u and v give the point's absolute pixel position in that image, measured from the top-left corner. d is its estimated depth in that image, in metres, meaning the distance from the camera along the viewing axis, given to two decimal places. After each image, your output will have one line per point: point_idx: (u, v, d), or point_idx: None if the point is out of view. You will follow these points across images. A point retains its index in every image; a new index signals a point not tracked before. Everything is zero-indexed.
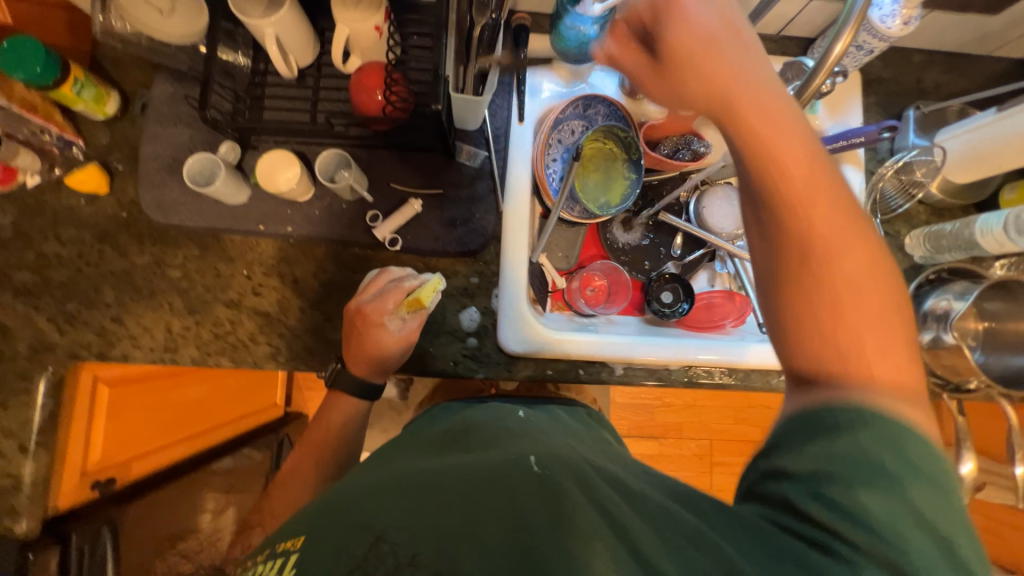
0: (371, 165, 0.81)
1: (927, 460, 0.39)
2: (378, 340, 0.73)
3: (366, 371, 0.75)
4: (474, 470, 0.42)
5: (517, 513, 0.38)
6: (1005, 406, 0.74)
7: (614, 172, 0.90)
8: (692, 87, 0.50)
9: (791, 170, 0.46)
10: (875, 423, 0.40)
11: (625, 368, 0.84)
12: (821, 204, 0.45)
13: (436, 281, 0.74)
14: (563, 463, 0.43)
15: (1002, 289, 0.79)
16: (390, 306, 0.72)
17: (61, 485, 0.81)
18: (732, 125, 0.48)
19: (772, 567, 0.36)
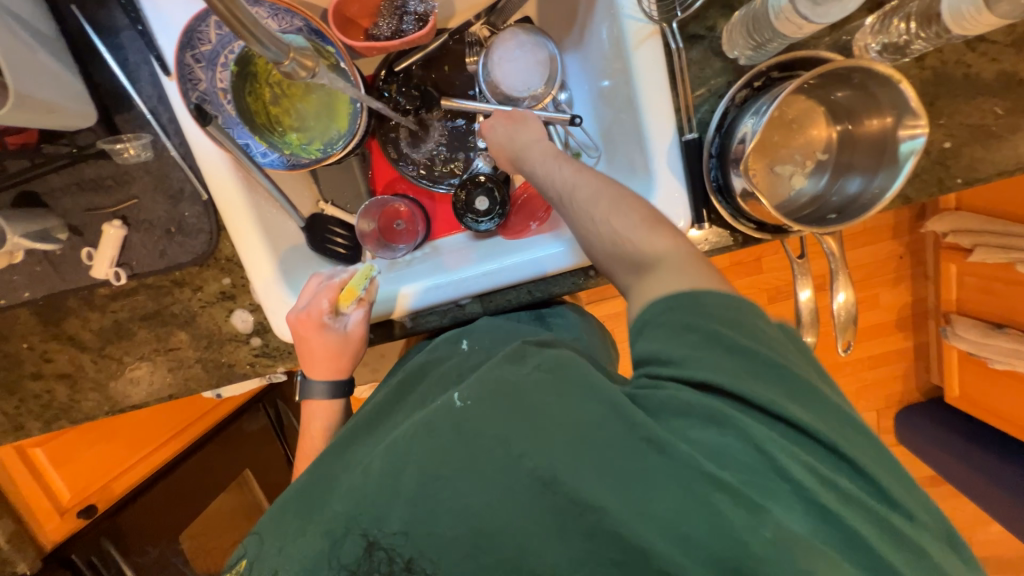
0: (52, 198, 0.70)
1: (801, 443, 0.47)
2: (329, 345, 0.71)
3: (327, 372, 0.74)
4: (441, 427, 0.50)
5: (434, 458, 0.48)
6: (826, 244, 0.61)
7: (329, 92, 0.71)
8: (516, 140, 0.73)
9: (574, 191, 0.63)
10: (745, 418, 0.47)
11: (414, 319, 0.77)
12: (616, 200, 0.60)
13: (366, 268, 0.74)
14: (481, 390, 0.52)
15: (835, 78, 0.56)
16: (325, 306, 0.70)
17: (44, 527, 1.06)
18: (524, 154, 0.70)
19: (733, 440, 0.46)
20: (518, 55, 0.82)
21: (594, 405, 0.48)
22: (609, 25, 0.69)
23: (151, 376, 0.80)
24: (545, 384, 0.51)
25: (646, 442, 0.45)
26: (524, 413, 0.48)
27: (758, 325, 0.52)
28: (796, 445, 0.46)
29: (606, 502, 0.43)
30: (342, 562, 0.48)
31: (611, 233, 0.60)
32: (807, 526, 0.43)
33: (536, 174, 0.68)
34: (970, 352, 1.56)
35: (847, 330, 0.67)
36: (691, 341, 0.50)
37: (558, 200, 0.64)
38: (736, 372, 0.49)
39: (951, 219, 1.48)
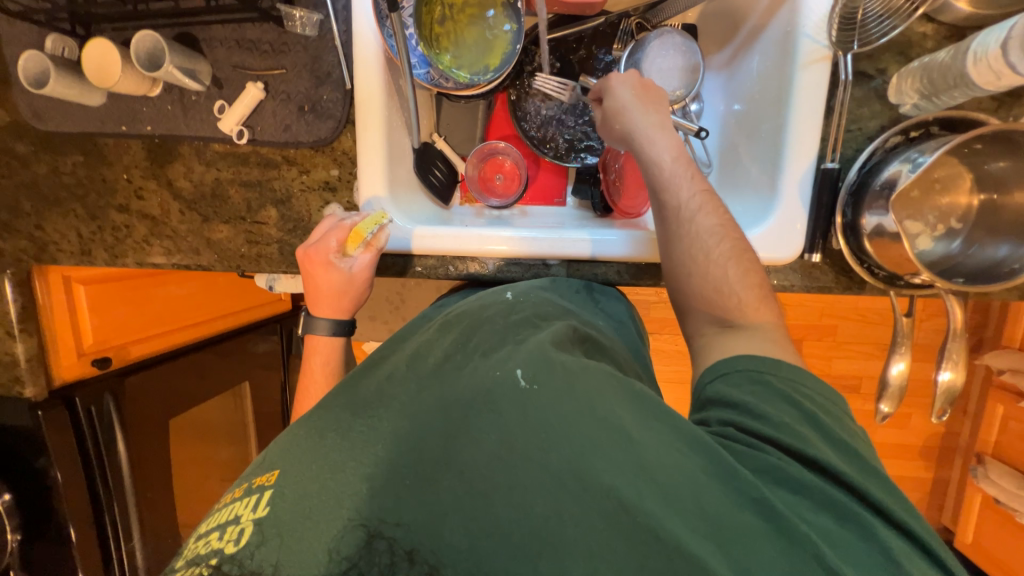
0: (209, 46, 0.74)
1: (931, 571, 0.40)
2: (334, 283, 0.70)
3: (332, 312, 0.72)
4: (502, 410, 0.42)
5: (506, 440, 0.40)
6: (951, 307, 0.59)
7: (493, 29, 0.73)
8: (644, 134, 0.65)
9: (694, 229, 0.59)
10: (867, 516, 0.41)
11: (498, 264, 0.78)
12: (733, 259, 0.58)
13: (378, 215, 0.72)
14: (550, 369, 0.45)
15: (1004, 144, 0.56)
16: (333, 245, 0.70)
17: (59, 362, 1.01)
18: (656, 158, 0.63)
19: (858, 541, 0.40)
20: (670, 54, 0.81)
21: (682, 441, 0.42)
22: (775, 46, 0.70)
23: (228, 242, 0.81)
24: (624, 399, 0.44)
25: (750, 500, 0.39)
26: (605, 425, 0.40)
27: (843, 416, 0.50)
28: (917, 560, 0.40)
29: (710, 558, 0.35)
30: (342, 555, 0.37)
31: (721, 277, 0.58)
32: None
33: (661, 188, 0.62)
34: (998, 500, 1.48)
35: (945, 406, 0.63)
36: (802, 419, 0.47)
37: (675, 210, 0.61)
38: (841, 461, 0.44)
39: (1012, 357, 1.43)
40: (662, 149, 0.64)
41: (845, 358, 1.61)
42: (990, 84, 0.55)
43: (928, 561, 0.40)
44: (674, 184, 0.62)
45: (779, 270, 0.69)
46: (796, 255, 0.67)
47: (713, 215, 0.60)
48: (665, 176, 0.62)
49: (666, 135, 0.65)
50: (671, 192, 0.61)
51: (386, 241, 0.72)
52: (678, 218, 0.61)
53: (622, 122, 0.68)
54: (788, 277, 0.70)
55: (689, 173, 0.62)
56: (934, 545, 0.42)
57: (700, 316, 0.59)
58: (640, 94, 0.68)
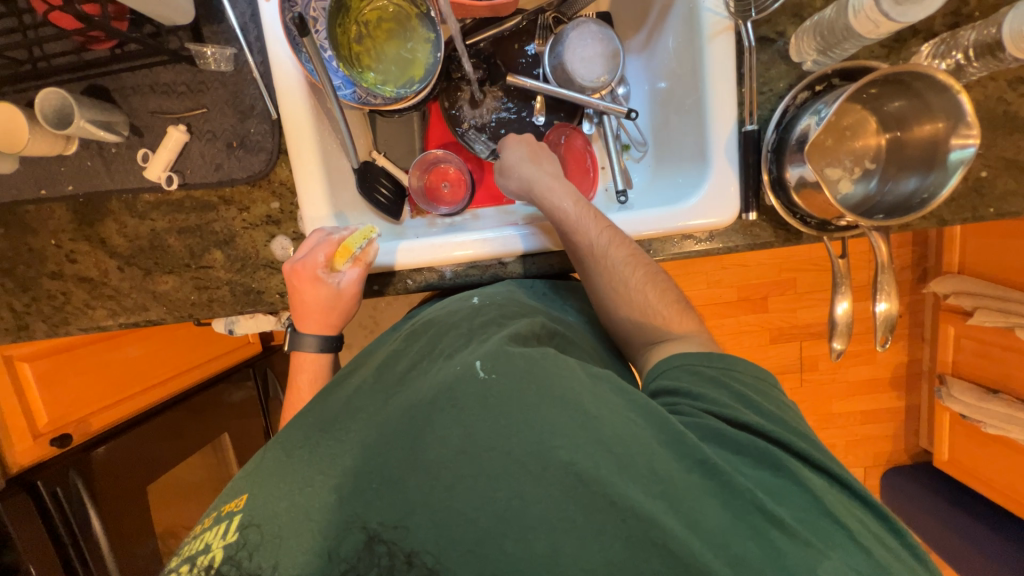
0: (122, 95, 0.71)
1: (851, 506, 0.46)
2: (321, 298, 0.69)
3: (317, 327, 0.71)
4: (463, 406, 0.44)
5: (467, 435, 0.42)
6: (876, 240, 0.64)
7: (412, 41, 0.74)
8: (543, 187, 0.72)
9: (608, 260, 0.65)
10: (798, 465, 0.46)
11: (455, 270, 0.78)
12: (647, 282, 0.65)
13: (367, 230, 0.71)
14: (506, 360, 0.47)
15: (895, 85, 0.60)
16: (322, 260, 0.68)
17: (13, 448, 0.96)
18: (560, 206, 0.69)
19: (792, 488, 0.44)
20: (589, 43, 0.83)
21: (637, 412, 0.45)
22: (682, 23, 0.74)
23: (175, 292, 0.78)
24: (579, 378, 0.46)
25: (697, 461, 0.43)
26: (566, 404, 0.43)
27: (776, 393, 0.55)
28: (838, 498, 0.46)
29: (661, 514, 0.39)
30: (341, 555, 0.40)
31: (643, 300, 0.64)
32: (866, 570, 0.40)
33: (570, 231, 0.68)
34: (963, 415, 1.57)
35: (886, 335, 0.68)
36: (733, 395, 0.52)
37: (588, 250, 0.66)
38: (773, 424, 0.49)
39: (955, 281, 1.53)
40: (561, 199, 0.71)
41: (809, 307, 1.69)
42: (871, 33, 0.59)
43: (847, 497, 0.46)
44: (580, 227, 0.67)
45: (720, 233, 0.73)
46: (733, 218, 0.70)
47: (624, 248, 0.66)
48: (571, 222, 0.68)
49: (562, 184, 0.73)
50: (580, 233, 0.67)
51: (374, 255, 0.72)
52: (591, 256, 0.66)
53: (521, 180, 0.75)
54: (730, 238, 0.73)
55: (593, 215, 0.68)
56: (853, 482, 0.48)
57: (637, 336, 0.65)
58: (531, 155, 0.77)
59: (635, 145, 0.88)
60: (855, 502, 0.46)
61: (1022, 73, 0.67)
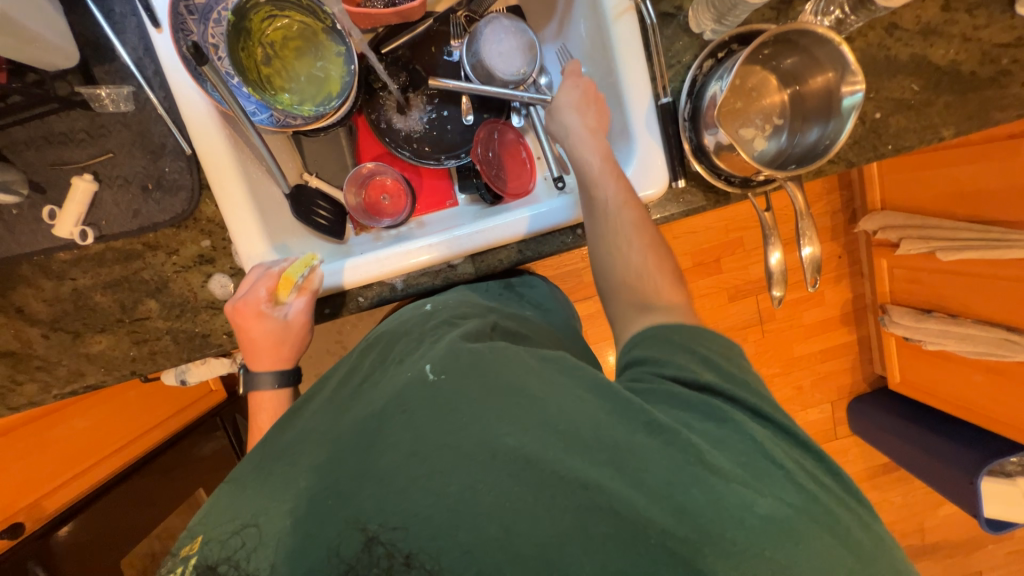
0: (14, 151, 0.66)
1: (797, 455, 0.48)
2: (270, 334, 0.67)
3: (270, 362, 0.69)
4: (416, 405, 0.48)
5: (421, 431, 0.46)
6: (791, 188, 0.67)
7: (323, 57, 0.73)
8: (582, 138, 0.70)
9: (627, 216, 0.65)
10: (747, 418, 0.49)
11: (406, 280, 0.77)
12: (654, 247, 0.64)
13: (307, 257, 0.70)
14: (455, 359, 0.51)
15: (785, 44, 0.65)
16: (264, 294, 0.66)
17: None
18: (596, 158, 0.68)
19: (742, 441, 0.47)
20: (503, 38, 0.84)
21: (585, 387, 0.50)
22: (587, 8, 0.76)
23: (112, 350, 0.74)
24: (527, 364, 0.51)
25: (643, 424, 0.46)
26: (514, 392, 0.47)
27: (737, 348, 0.57)
28: (781, 443, 0.48)
29: (605, 479, 0.42)
30: (342, 555, 0.42)
31: (643, 268, 0.63)
32: (800, 503, 0.44)
33: (595, 186, 0.67)
34: (906, 338, 1.71)
35: (815, 276, 0.73)
36: (687, 354, 0.53)
37: (604, 205, 0.66)
38: (722, 377, 0.51)
39: (880, 217, 1.65)
40: (595, 150, 0.69)
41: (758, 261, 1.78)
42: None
43: (791, 442, 0.49)
44: (599, 183, 0.67)
45: (656, 204, 0.76)
46: (664, 188, 0.73)
47: (636, 211, 0.66)
48: (595, 178, 0.67)
49: (600, 136, 0.71)
50: (602, 186, 0.67)
51: (320, 281, 0.71)
52: (613, 211, 0.65)
53: (563, 130, 0.72)
54: (666, 207, 0.76)
55: (614, 170, 0.67)
56: (804, 434, 0.50)
57: (620, 300, 0.64)
58: (591, 96, 0.73)
59: None
60: (802, 450, 0.49)
61: (895, 20, 0.74)
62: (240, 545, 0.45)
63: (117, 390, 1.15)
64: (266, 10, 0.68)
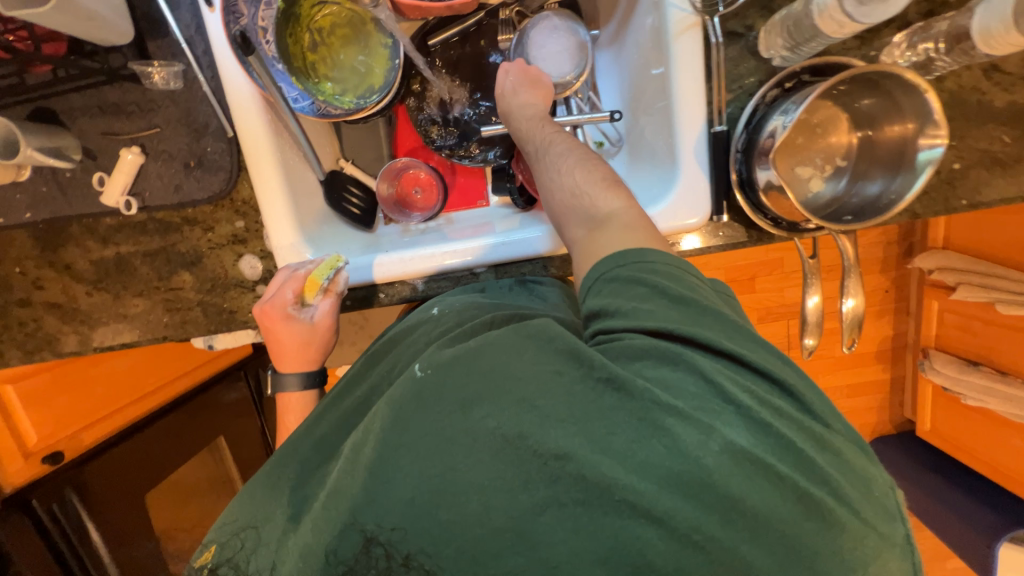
0: (70, 117, 0.68)
1: (770, 393, 0.45)
2: (297, 335, 0.69)
3: (298, 364, 0.71)
4: (403, 402, 0.44)
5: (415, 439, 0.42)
6: (843, 240, 0.63)
7: (370, 49, 0.72)
8: (511, 93, 0.74)
9: (549, 150, 0.66)
10: (705, 358, 0.44)
11: (427, 282, 0.77)
12: (588, 165, 0.63)
13: (333, 259, 0.71)
14: (444, 355, 0.47)
15: (865, 83, 0.58)
16: (290, 297, 0.68)
17: (7, 469, 0.98)
18: (518, 111, 0.73)
19: (708, 389, 0.42)
20: (554, 39, 0.80)
21: (561, 361, 0.44)
22: (649, 18, 0.71)
23: (148, 314, 0.78)
24: (512, 346, 0.45)
25: (602, 381, 0.42)
26: (498, 378, 0.43)
27: (692, 276, 0.52)
28: (744, 379, 0.44)
29: (575, 447, 0.39)
30: (341, 558, 0.42)
31: (573, 185, 0.62)
32: (755, 441, 0.41)
33: (523, 135, 0.71)
34: (945, 388, 1.60)
35: (852, 334, 0.68)
36: (634, 293, 0.49)
37: (534, 153, 0.69)
38: (669, 313, 0.47)
39: (939, 256, 1.51)
40: (523, 103, 0.73)
41: (795, 286, 1.69)
42: (837, 33, 0.57)
43: (756, 376, 0.45)
44: (529, 137, 0.71)
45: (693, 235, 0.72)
46: (706, 220, 0.70)
47: (565, 144, 0.67)
48: (521, 128, 0.72)
49: (529, 90, 0.74)
50: (530, 138, 0.71)
51: (346, 282, 0.72)
52: (537, 153, 0.68)
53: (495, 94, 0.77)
54: (704, 240, 0.73)
55: (539, 117, 0.71)
56: (773, 366, 0.46)
57: (563, 224, 0.63)
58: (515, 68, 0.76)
59: (609, 142, 0.87)
60: (774, 384, 0.46)
61: (997, 60, 0.65)
62: (240, 547, 0.51)
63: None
64: None
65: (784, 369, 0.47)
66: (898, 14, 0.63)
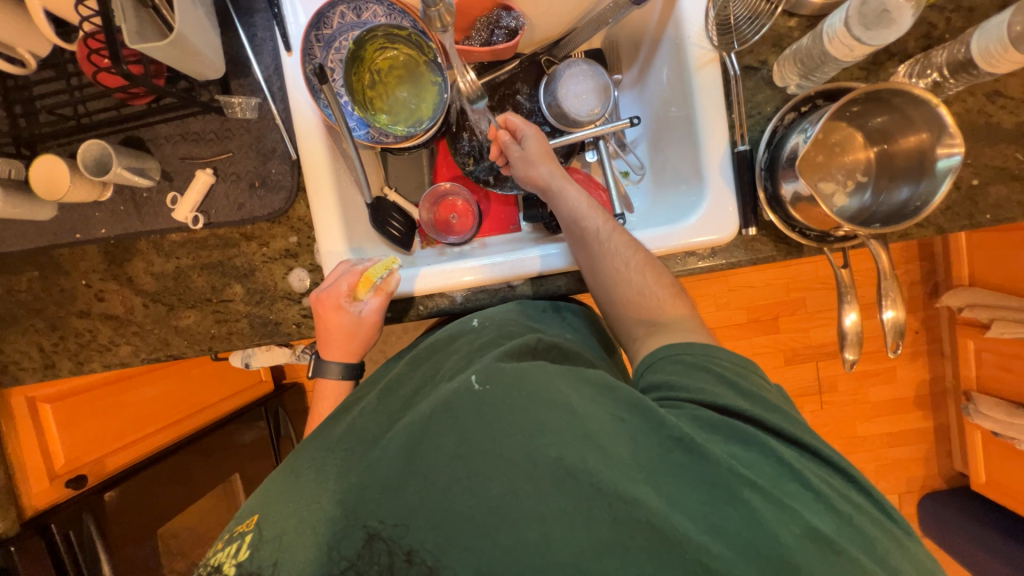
0: (155, 144, 0.77)
1: (835, 482, 0.47)
2: (345, 326, 0.72)
3: (340, 353, 0.74)
4: (456, 406, 0.47)
5: (467, 436, 0.45)
6: (874, 246, 0.65)
7: (421, 85, 0.81)
8: (543, 173, 0.76)
9: (602, 237, 0.69)
10: (773, 440, 0.47)
11: (465, 295, 0.80)
12: (637, 256, 0.68)
13: (388, 260, 0.75)
14: (501, 373, 0.49)
15: (876, 103, 0.64)
16: (345, 290, 0.71)
17: (30, 488, 0.94)
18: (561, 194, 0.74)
19: (779, 472, 0.45)
20: (581, 80, 0.89)
21: (622, 407, 0.48)
22: (670, 58, 0.79)
23: (197, 326, 0.81)
24: (566, 380, 0.50)
25: (675, 441, 0.45)
26: (554, 403, 0.46)
27: (749, 368, 0.56)
28: (807, 464, 0.47)
29: (644, 493, 0.41)
30: (342, 553, 0.44)
31: (630, 278, 0.67)
32: (832, 527, 0.42)
33: (567, 218, 0.73)
34: (996, 433, 1.50)
35: (897, 341, 0.68)
36: (715, 382, 0.52)
37: (595, 234, 0.70)
38: (743, 401, 0.51)
39: (967, 293, 1.50)
40: (568, 188, 0.75)
41: (820, 325, 1.67)
42: (847, 57, 0.63)
43: (821, 466, 0.48)
44: (610, 239, 0.69)
45: (723, 249, 0.75)
46: (734, 233, 0.73)
47: (623, 234, 0.71)
48: (562, 206, 0.74)
49: (565, 176, 0.76)
50: (615, 240, 0.69)
51: (396, 284, 0.75)
52: (581, 234, 0.71)
53: (519, 168, 0.78)
54: (734, 254, 0.75)
55: (586, 198, 0.74)
56: (837, 456, 0.49)
57: (623, 311, 0.67)
58: (539, 148, 0.78)
59: (634, 170, 0.94)
60: (833, 473, 0.48)
61: (999, 86, 0.71)
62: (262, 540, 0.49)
63: (185, 365, 1.30)
64: (379, 42, 0.78)
65: (848, 462, 0.49)
66: (899, 48, 0.71)
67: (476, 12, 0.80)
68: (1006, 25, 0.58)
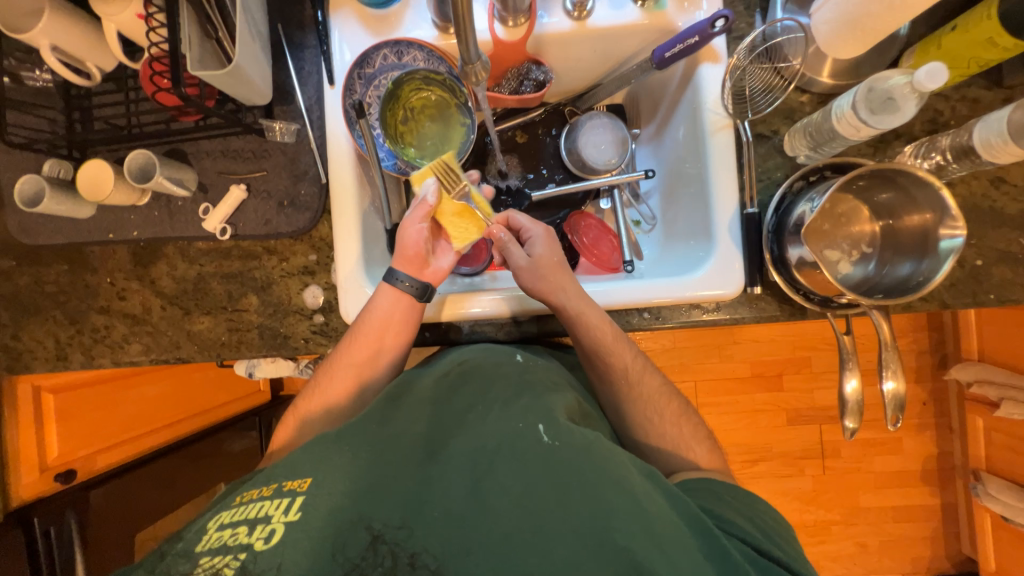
0: (196, 157, 0.82)
1: None
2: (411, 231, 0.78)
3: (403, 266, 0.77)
4: (533, 457, 0.52)
5: (530, 484, 0.50)
6: (877, 317, 0.66)
7: (450, 124, 0.86)
8: (556, 293, 0.73)
9: (628, 368, 0.74)
10: None
11: (472, 326, 0.81)
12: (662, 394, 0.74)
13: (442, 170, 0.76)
14: (573, 436, 0.53)
15: (883, 179, 0.66)
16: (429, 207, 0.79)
17: (19, 479, 0.94)
18: (575, 318, 0.72)
19: None
20: (601, 132, 0.94)
21: (686, 519, 0.51)
22: (687, 121, 0.84)
23: (208, 332, 0.83)
24: (634, 467, 0.54)
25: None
26: (626, 490, 0.49)
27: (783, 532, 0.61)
28: None
29: None
30: (347, 555, 0.47)
31: (653, 412, 0.73)
32: None
33: (587, 348, 0.73)
34: (1005, 518, 1.43)
35: (897, 414, 0.68)
36: (766, 535, 0.56)
37: (623, 371, 0.73)
38: (788, 558, 0.54)
39: (976, 369, 1.48)
40: (584, 311, 0.72)
41: (825, 386, 1.65)
42: (855, 135, 0.66)
43: None
44: (638, 380, 0.74)
45: (727, 304, 0.77)
46: (738, 291, 0.75)
47: (644, 363, 0.75)
48: (579, 334, 0.72)
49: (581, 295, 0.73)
50: (643, 383, 0.74)
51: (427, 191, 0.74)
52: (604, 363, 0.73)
53: (525, 280, 0.74)
54: (737, 310, 0.77)
55: (606, 325, 0.72)
56: None
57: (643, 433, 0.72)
58: (550, 263, 0.75)
59: (646, 220, 0.97)
60: None
61: (1003, 174, 0.73)
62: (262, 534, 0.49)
63: (189, 368, 1.27)
64: (416, 83, 0.83)
65: None
66: (906, 130, 0.74)
67: (508, 63, 0.85)
68: (1006, 119, 0.62)
